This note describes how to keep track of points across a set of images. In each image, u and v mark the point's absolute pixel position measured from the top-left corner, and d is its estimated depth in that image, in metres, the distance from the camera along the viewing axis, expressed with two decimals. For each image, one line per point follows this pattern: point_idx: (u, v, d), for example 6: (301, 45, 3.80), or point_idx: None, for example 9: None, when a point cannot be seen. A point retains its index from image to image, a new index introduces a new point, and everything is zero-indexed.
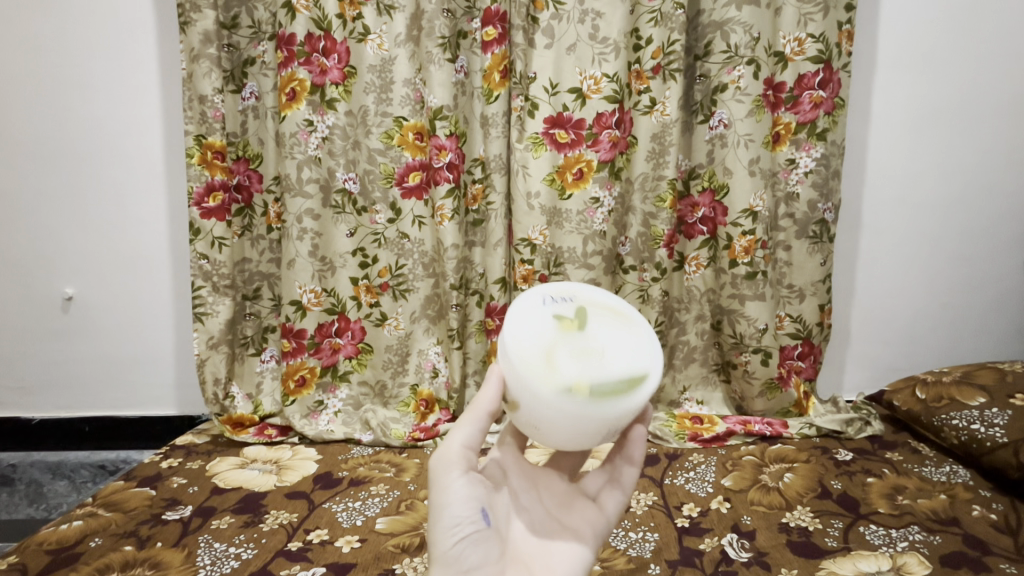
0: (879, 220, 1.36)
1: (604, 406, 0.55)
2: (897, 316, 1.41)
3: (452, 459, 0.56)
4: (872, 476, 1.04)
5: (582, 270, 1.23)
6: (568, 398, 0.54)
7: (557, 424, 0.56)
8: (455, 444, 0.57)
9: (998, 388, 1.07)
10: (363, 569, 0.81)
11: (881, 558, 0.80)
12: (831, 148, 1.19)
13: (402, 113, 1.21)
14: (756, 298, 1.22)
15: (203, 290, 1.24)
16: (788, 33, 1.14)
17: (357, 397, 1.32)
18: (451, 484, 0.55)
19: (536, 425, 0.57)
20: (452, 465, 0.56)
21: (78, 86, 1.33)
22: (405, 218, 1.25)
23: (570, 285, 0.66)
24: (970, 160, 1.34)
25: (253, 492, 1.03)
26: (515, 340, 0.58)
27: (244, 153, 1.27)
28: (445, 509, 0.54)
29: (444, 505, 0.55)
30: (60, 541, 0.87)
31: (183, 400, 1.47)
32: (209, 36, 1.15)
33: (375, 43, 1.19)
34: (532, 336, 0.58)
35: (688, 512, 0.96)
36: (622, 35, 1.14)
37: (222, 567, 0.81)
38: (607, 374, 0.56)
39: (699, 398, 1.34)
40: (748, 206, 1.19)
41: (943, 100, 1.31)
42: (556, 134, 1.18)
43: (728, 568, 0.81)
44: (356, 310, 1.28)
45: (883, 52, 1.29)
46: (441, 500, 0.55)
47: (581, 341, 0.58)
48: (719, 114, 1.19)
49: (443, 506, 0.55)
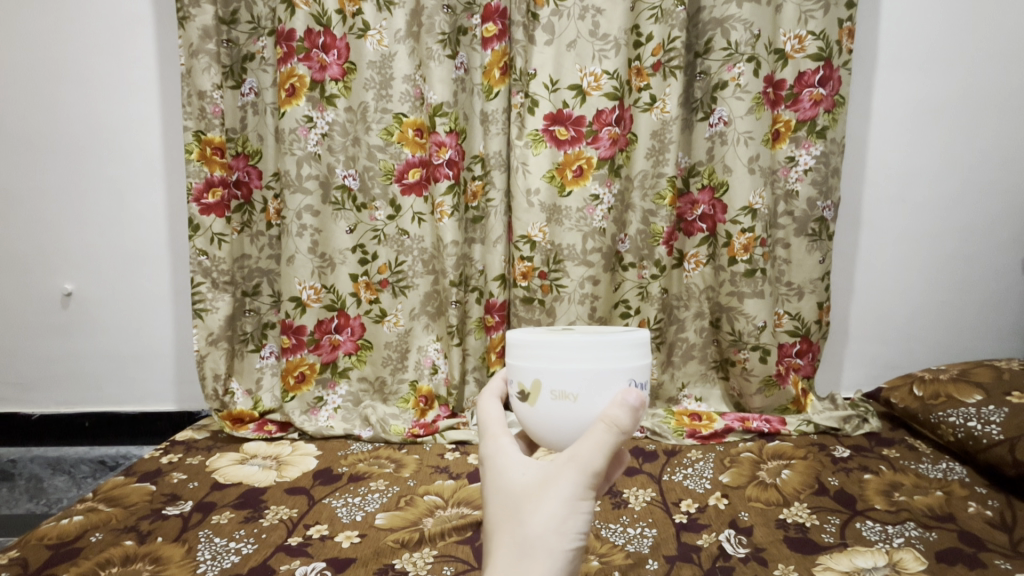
0: (877, 218, 1.36)
1: (622, 335, 0.48)
2: (895, 313, 1.41)
3: (595, 468, 0.45)
4: (869, 473, 1.04)
5: (581, 267, 1.23)
6: (582, 340, 0.47)
7: (579, 379, 0.47)
8: (602, 457, 0.45)
9: (995, 385, 1.08)
10: (362, 563, 0.81)
11: (878, 554, 0.81)
12: (831, 146, 1.20)
13: (402, 109, 1.20)
14: (755, 296, 1.22)
15: (203, 286, 1.24)
16: (788, 31, 1.14)
17: (356, 393, 1.32)
18: (580, 488, 0.45)
19: (555, 420, 0.49)
20: (594, 473, 0.45)
21: (77, 80, 1.33)
22: (405, 214, 1.24)
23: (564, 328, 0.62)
24: (969, 158, 1.34)
25: (253, 487, 1.03)
26: (518, 337, 0.52)
27: (243, 149, 1.27)
28: (559, 509, 0.45)
29: (560, 504, 0.45)
30: (61, 536, 0.87)
31: (182, 395, 1.47)
32: (208, 31, 1.15)
33: (375, 39, 1.18)
34: (533, 331, 0.54)
35: (686, 508, 0.96)
36: (622, 32, 1.14)
37: (222, 562, 0.82)
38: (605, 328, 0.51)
39: (698, 395, 1.34)
40: (747, 204, 1.19)
41: (943, 99, 1.31)
42: (556, 131, 1.18)
43: (726, 564, 0.81)
44: (356, 306, 1.28)
45: (884, 50, 1.29)
46: (561, 500, 0.45)
47: (574, 328, 0.53)
48: (719, 111, 1.19)
49: (563, 506, 0.45)
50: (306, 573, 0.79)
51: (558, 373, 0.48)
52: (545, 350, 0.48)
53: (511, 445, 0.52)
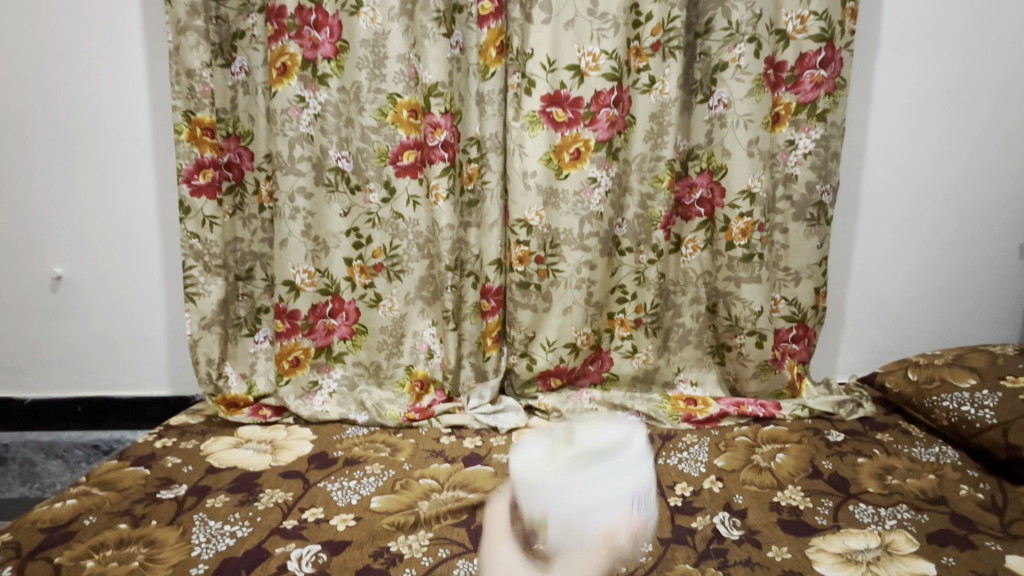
0: (876, 204, 1.36)
1: (612, 465, 0.69)
2: (891, 299, 1.41)
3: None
4: (862, 457, 1.05)
5: (577, 252, 1.22)
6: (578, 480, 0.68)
7: (588, 512, 0.67)
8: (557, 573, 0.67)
9: (988, 370, 1.08)
10: (358, 546, 0.82)
11: (870, 536, 0.82)
12: (831, 129, 1.19)
13: (396, 90, 1.16)
14: (752, 281, 1.22)
15: (194, 270, 1.22)
16: (791, 10, 1.12)
17: (351, 378, 1.30)
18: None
19: (557, 543, 0.69)
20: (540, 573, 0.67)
21: (62, 58, 1.30)
22: (399, 197, 1.22)
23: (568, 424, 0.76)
24: (970, 143, 1.33)
25: (248, 471, 1.03)
26: (519, 467, 0.72)
27: (234, 130, 1.24)
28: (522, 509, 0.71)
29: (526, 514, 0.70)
30: (54, 519, 0.87)
31: (176, 380, 1.46)
32: (195, 7, 1.12)
33: (368, 17, 1.14)
34: (531, 455, 0.73)
35: (681, 491, 0.96)
36: (621, 10, 1.12)
37: (217, 545, 0.82)
38: (598, 445, 0.71)
39: (693, 379, 1.34)
40: (746, 187, 1.18)
41: (945, 82, 1.30)
42: (553, 113, 1.16)
43: (720, 546, 0.82)
44: (350, 291, 1.27)
45: (886, 32, 1.27)
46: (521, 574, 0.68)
47: (572, 458, 0.71)
48: (719, 93, 1.17)
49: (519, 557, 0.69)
50: (301, 556, 0.79)
51: (554, 511, 0.68)
52: (557, 503, 0.68)
53: (506, 551, 0.73)
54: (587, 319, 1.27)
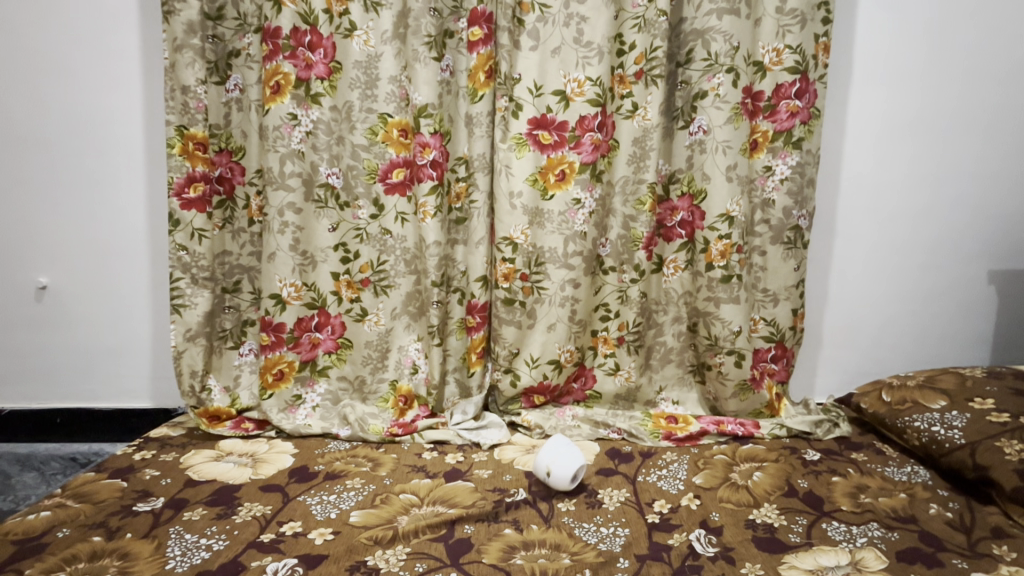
0: (851, 228, 1.40)
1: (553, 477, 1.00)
2: (867, 321, 1.45)
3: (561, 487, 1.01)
4: (837, 476, 1.06)
5: (562, 270, 1.25)
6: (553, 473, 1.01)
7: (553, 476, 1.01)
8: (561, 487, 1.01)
9: (958, 391, 1.11)
10: (335, 560, 0.82)
11: (841, 553, 0.84)
12: (807, 156, 1.23)
13: (387, 110, 1.20)
14: (731, 301, 1.25)
15: (181, 282, 1.23)
16: (767, 43, 1.17)
17: (335, 393, 1.31)
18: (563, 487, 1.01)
19: (555, 477, 1.00)
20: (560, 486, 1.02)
21: (59, 75, 1.32)
22: (388, 214, 1.25)
23: (554, 469, 1.01)
24: (941, 174, 1.39)
25: (227, 484, 1.02)
26: (554, 473, 1.00)
27: (226, 145, 1.26)
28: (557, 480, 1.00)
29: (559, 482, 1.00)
30: (26, 532, 0.86)
31: (159, 392, 1.45)
32: (193, 26, 1.14)
33: (361, 40, 1.18)
34: (554, 470, 1.01)
35: (659, 508, 0.97)
36: (606, 40, 1.17)
37: (192, 558, 0.82)
38: (555, 470, 1.01)
39: (675, 398, 1.36)
40: (724, 211, 1.21)
41: (914, 114, 1.36)
42: (539, 135, 1.20)
43: (695, 563, 0.83)
44: (337, 305, 1.28)
45: (859, 65, 1.33)
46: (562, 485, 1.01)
47: (550, 469, 1.01)
48: (699, 121, 1.22)
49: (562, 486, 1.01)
50: (276, 570, 0.79)
51: (554, 477, 1.00)
52: (557, 474, 1.00)
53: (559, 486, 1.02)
54: (570, 337, 1.29)
